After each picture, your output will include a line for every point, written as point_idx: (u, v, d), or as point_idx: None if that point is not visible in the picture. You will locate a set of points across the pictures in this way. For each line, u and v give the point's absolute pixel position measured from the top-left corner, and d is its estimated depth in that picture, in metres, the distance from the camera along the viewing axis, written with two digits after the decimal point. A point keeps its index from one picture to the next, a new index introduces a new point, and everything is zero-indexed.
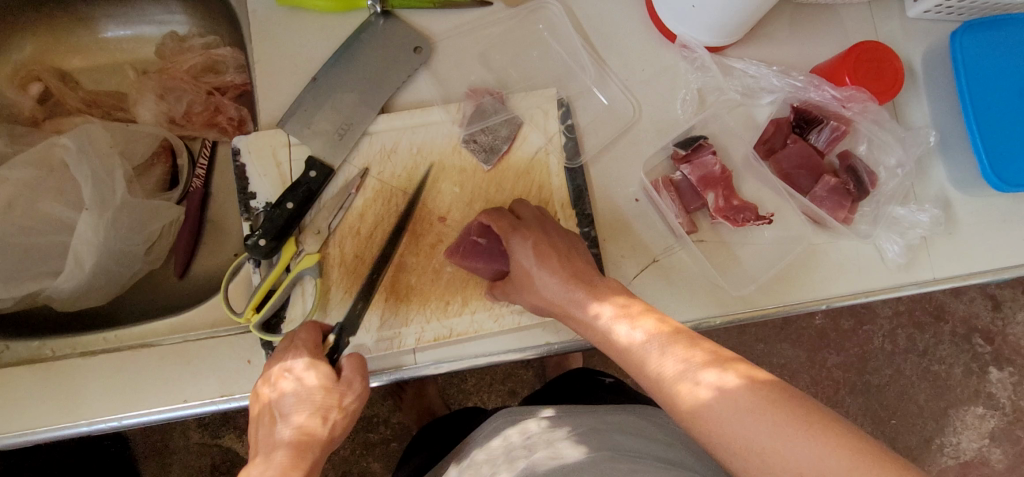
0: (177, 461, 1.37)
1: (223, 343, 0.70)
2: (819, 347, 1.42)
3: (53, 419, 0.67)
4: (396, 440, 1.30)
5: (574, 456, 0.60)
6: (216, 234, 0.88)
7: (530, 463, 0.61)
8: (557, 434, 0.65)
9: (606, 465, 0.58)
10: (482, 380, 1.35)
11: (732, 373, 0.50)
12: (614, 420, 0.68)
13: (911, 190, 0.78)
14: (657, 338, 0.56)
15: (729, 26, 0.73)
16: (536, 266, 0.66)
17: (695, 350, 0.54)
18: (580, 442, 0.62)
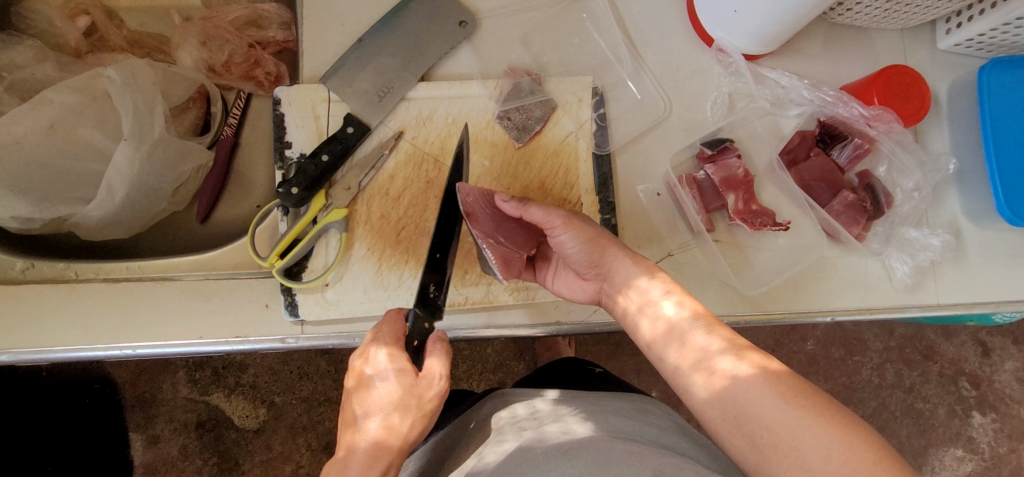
0: (164, 414, 1.37)
1: (244, 285, 0.71)
2: (809, 372, 1.43)
3: (70, 340, 0.68)
4: None
5: (585, 432, 0.61)
6: (240, 184, 0.89)
7: (541, 436, 0.62)
8: (563, 411, 0.67)
9: (614, 446, 0.59)
10: (472, 368, 1.36)
11: (747, 363, 0.53)
12: (620, 406, 0.69)
13: (925, 214, 0.80)
14: (684, 322, 0.58)
15: (770, 35, 0.75)
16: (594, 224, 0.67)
17: (712, 337, 0.56)
18: (588, 420, 0.64)
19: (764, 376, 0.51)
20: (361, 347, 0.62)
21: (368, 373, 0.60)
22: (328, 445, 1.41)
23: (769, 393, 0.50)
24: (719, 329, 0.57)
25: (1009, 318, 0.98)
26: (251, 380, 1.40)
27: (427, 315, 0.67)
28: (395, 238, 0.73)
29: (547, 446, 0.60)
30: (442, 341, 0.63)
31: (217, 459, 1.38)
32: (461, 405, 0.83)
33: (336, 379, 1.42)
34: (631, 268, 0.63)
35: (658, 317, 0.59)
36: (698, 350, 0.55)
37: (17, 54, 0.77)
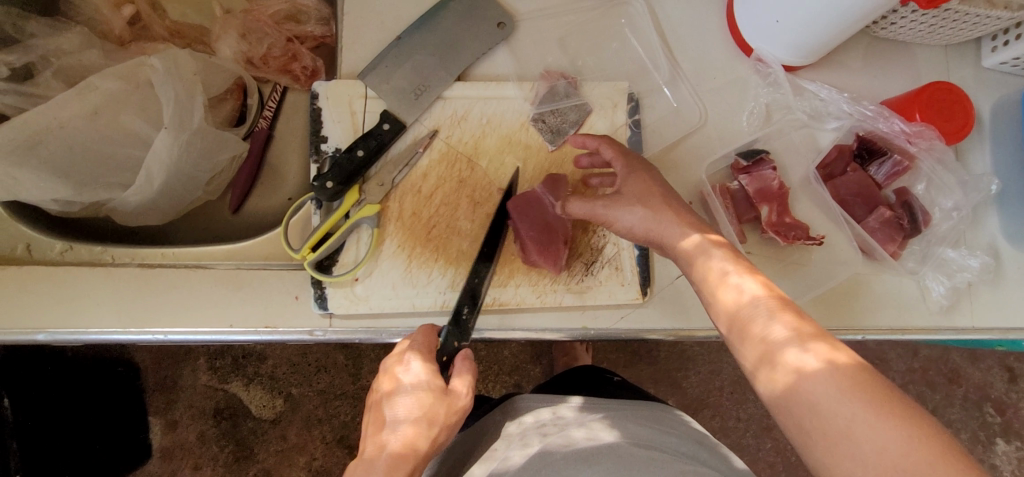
0: (184, 399, 1.39)
1: (275, 275, 0.72)
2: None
3: (104, 322, 0.69)
4: None
5: (609, 439, 0.61)
6: (272, 177, 0.90)
7: (564, 438, 0.62)
8: (589, 417, 0.66)
9: (636, 452, 0.59)
10: (488, 369, 1.36)
11: (812, 355, 0.49)
12: (643, 413, 0.69)
13: (963, 235, 0.78)
14: (762, 301, 0.54)
15: (811, 46, 0.74)
16: (638, 196, 0.66)
17: (791, 321, 0.52)
18: (613, 427, 0.64)
19: (833, 370, 0.47)
20: (390, 357, 0.61)
21: (395, 383, 0.58)
22: (342, 439, 1.42)
23: (837, 390, 0.46)
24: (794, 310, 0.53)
25: None
26: (269, 370, 1.41)
27: (456, 334, 0.68)
28: (425, 236, 0.73)
29: (570, 448, 0.60)
30: (470, 361, 0.63)
31: (233, 446, 1.40)
32: (478, 411, 0.82)
33: (353, 374, 1.43)
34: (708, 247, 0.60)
35: (734, 293, 0.56)
36: (762, 342, 0.52)
37: (64, 41, 0.79)
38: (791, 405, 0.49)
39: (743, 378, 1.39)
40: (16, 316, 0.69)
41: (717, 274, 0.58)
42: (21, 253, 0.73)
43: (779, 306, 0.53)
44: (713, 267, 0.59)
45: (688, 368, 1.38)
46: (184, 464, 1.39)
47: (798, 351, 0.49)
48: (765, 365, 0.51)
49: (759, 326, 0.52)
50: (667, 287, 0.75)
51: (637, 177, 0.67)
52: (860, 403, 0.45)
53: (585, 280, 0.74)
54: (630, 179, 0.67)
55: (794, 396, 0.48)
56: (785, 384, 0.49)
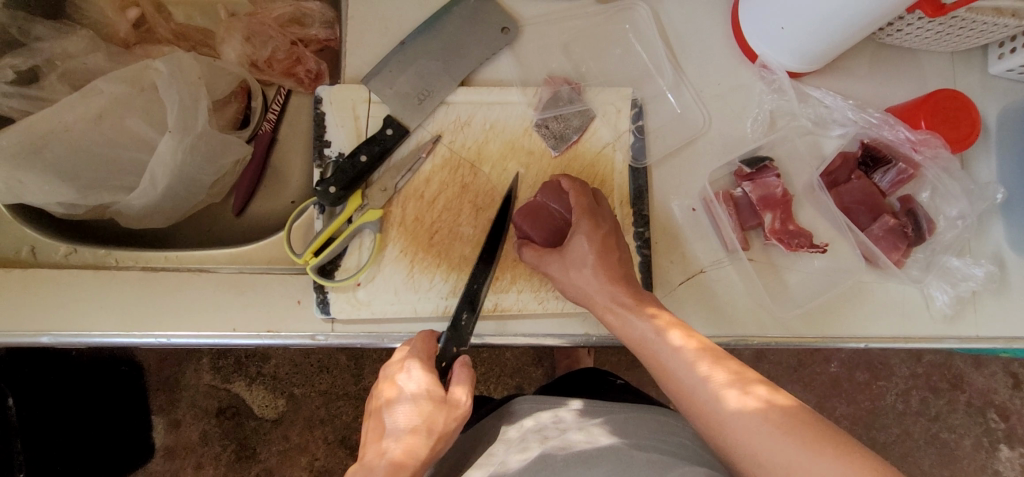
0: (186, 398, 1.40)
1: (278, 280, 0.72)
2: (831, 395, 1.40)
3: (107, 325, 0.70)
4: None
5: (608, 442, 0.61)
6: (276, 180, 0.91)
7: (562, 442, 0.62)
8: (589, 422, 0.66)
9: (635, 455, 0.59)
10: (490, 371, 1.36)
11: (752, 397, 0.53)
12: (643, 417, 0.69)
13: (968, 243, 0.78)
14: (687, 352, 0.58)
15: (816, 53, 0.74)
16: (579, 258, 0.66)
17: (719, 368, 0.56)
18: (612, 431, 0.64)
19: (768, 410, 0.51)
20: (390, 365, 0.62)
21: (394, 392, 0.60)
22: (343, 439, 1.42)
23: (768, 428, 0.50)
24: (727, 361, 0.57)
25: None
26: (272, 370, 1.42)
27: (455, 339, 0.69)
28: (427, 242, 0.73)
29: (567, 451, 0.60)
30: (468, 366, 0.64)
31: (235, 446, 1.40)
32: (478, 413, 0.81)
33: (355, 375, 1.43)
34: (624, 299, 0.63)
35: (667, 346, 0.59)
36: (696, 387, 0.56)
37: (70, 44, 0.79)
38: (728, 440, 0.52)
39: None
40: (20, 318, 0.69)
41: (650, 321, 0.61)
42: (25, 255, 0.73)
43: (703, 355, 0.58)
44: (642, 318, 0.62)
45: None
46: (187, 463, 1.40)
47: (728, 394, 0.54)
48: (699, 406, 0.55)
49: (690, 373, 0.56)
50: (670, 294, 0.75)
51: (580, 238, 0.67)
52: (792, 437, 0.49)
53: None
54: (577, 240, 0.67)
55: (734, 429, 0.52)
56: (721, 422, 0.53)
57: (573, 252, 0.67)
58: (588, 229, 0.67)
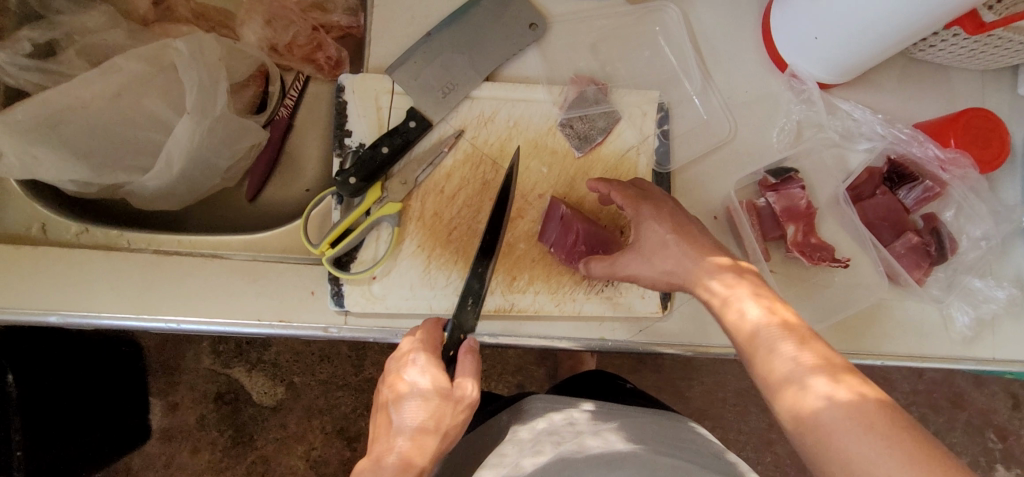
0: (185, 382, 1.40)
1: (292, 270, 0.71)
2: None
3: (118, 308, 0.69)
4: None
5: (625, 448, 0.60)
6: (291, 167, 0.90)
7: (579, 446, 0.61)
8: (603, 427, 0.65)
9: (658, 460, 0.58)
10: (492, 368, 1.35)
11: (819, 389, 0.50)
12: (658, 422, 0.68)
13: (991, 265, 0.77)
14: (773, 328, 0.55)
15: (847, 65, 0.73)
16: (659, 246, 0.65)
17: (805, 350, 0.53)
18: (627, 437, 0.63)
19: (859, 405, 0.48)
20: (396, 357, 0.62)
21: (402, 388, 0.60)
22: (342, 430, 1.41)
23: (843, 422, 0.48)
24: (812, 342, 0.54)
25: None
26: (272, 358, 1.41)
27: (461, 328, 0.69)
28: (445, 238, 0.72)
29: (588, 455, 0.59)
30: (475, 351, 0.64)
31: (232, 432, 1.39)
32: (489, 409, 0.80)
33: (356, 366, 1.42)
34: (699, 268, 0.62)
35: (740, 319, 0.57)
36: (775, 375, 0.53)
37: (89, 19, 0.78)
38: (812, 430, 0.50)
39: (746, 390, 1.38)
40: (29, 297, 0.68)
41: (738, 297, 0.59)
42: (36, 232, 0.72)
43: (789, 333, 0.55)
44: (734, 299, 0.59)
45: (692, 378, 1.37)
46: (182, 448, 1.39)
47: (819, 382, 0.51)
48: (782, 393, 0.53)
49: (778, 355, 0.54)
50: (686, 302, 0.74)
51: (650, 225, 0.66)
52: (883, 442, 0.46)
53: (606, 290, 0.73)
54: (649, 228, 0.66)
55: (819, 423, 0.49)
56: (805, 411, 0.50)
57: (647, 244, 0.66)
58: (668, 219, 0.66)
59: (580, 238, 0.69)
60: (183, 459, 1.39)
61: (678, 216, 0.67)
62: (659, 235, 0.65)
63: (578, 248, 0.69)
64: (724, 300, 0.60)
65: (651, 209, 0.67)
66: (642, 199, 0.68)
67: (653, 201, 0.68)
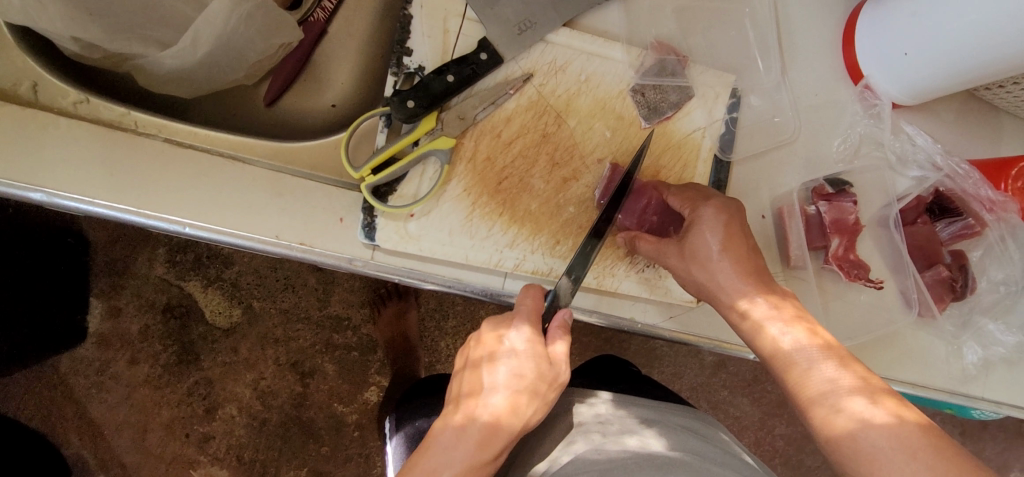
0: (133, 287, 1.24)
1: (322, 190, 0.64)
2: (774, 414, 1.37)
3: (115, 197, 0.60)
4: (358, 351, 1.29)
5: (659, 450, 0.58)
6: (317, 77, 0.81)
7: (617, 445, 0.59)
8: (631, 422, 0.64)
9: (710, 470, 0.55)
10: (462, 325, 1.32)
11: (882, 408, 0.49)
12: (687, 425, 0.65)
13: (1006, 310, 0.79)
14: (810, 349, 0.54)
15: (928, 88, 0.71)
16: (708, 258, 0.58)
17: (844, 372, 0.52)
18: (662, 436, 0.61)
19: (899, 427, 0.48)
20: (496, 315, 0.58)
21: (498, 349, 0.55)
22: (296, 364, 1.27)
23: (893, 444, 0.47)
24: (852, 364, 0.53)
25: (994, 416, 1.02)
26: (233, 277, 1.25)
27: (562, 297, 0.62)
28: (494, 186, 0.67)
29: (632, 457, 0.56)
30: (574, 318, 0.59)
31: (177, 348, 1.25)
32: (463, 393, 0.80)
33: (322, 300, 1.27)
34: (731, 279, 0.58)
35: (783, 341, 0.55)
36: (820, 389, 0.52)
37: None
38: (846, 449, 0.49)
39: (701, 385, 1.36)
40: (10, 165, 0.58)
41: (781, 313, 0.57)
42: (24, 92, 0.62)
43: (828, 354, 0.54)
44: (759, 306, 0.57)
45: (653, 366, 1.34)
46: (120, 356, 1.24)
47: (865, 403, 0.50)
48: (818, 411, 0.52)
49: (813, 374, 0.53)
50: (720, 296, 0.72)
51: (706, 230, 0.59)
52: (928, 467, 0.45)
53: (646, 271, 0.69)
54: (699, 234, 0.59)
55: (857, 444, 0.48)
56: (843, 430, 0.49)
57: (692, 247, 0.59)
58: (721, 225, 0.58)
59: (650, 206, 0.66)
60: (118, 368, 1.24)
61: (736, 227, 0.59)
62: (706, 245, 0.58)
63: (646, 219, 0.67)
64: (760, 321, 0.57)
65: (713, 211, 0.59)
66: (702, 200, 0.60)
67: (715, 203, 0.60)
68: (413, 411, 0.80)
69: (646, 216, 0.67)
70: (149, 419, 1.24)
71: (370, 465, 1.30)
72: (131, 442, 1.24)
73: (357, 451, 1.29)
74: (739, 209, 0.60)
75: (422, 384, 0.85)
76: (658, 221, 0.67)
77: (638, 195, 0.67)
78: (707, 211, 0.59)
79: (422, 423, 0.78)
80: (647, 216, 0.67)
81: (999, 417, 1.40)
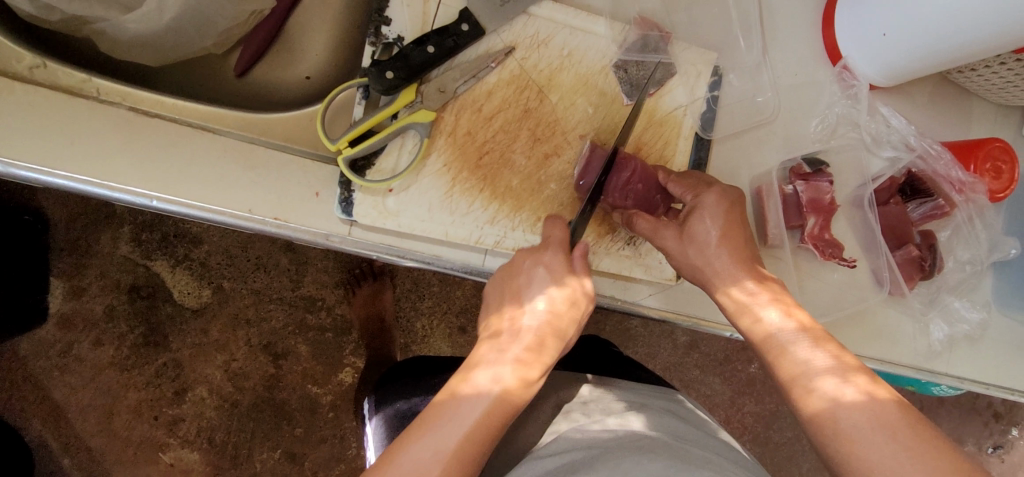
0: (96, 266, 1.20)
1: (296, 164, 0.62)
2: (744, 392, 1.40)
3: (77, 166, 0.57)
4: (332, 332, 1.27)
5: (639, 428, 0.58)
6: (291, 48, 0.78)
7: (599, 424, 0.59)
8: (612, 402, 0.64)
9: (692, 450, 0.55)
10: (437, 306, 1.31)
11: (853, 387, 0.50)
12: (668, 407, 0.66)
13: (970, 289, 0.82)
14: (787, 331, 0.55)
15: (902, 69, 0.72)
16: (706, 243, 0.60)
17: (819, 351, 0.54)
18: (641, 415, 0.61)
19: (873, 403, 0.49)
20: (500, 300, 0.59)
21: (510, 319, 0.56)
22: (268, 345, 1.25)
23: (868, 424, 0.48)
24: (826, 343, 0.54)
25: (953, 392, 1.06)
26: (202, 256, 1.22)
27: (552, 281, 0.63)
28: (474, 161, 0.65)
29: (614, 438, 0.56)
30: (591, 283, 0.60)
31: (144, 329, 1.21)
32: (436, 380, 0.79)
33: (295, 280, 1.25)
34: (723, 262, 0.59)
35: (763, 324, 0.57)
36: (800, 366, 0.53)
37: None
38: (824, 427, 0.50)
39: (674, 365, 1.38)
40: None
41: (759, 295, 0.58)
42: None
43: (803, 335, 0.55)
44: (740, 286, 0.59)
45: (628, 346, 1.36)
46: (83, 337, 1.20)
47: (838, 381, 0.51)
48: (797, 390, 0.53)
49: (790, 355, 0.54)
50: None
51: (709, 216, 0.60)
52: (903, 446, 0.46)
53: (625, 249, 0.69)
54: (701, 219, 0.60)
55: (836, 424, 0.49)
56: (819, 409, 0.51)
57: (693, 232, 0.61)
58: (721, 211, 0.60)
59: (635, 177, 0.65)
60: (83, 350, 1.20)
61: (735, 214, 0.61)
62: (706, 230, 0.60)
63: (631, 190, 0.66)
64: (741, 304, 0.58)
65: (715, 198, 0.61)
66: (704, 186, 0.62)
67: (717, 189, 0.61)
68: (395, 390, 0.79)
69: (630, 184, 0.66)
70: (115, 401, 1.21)
71: (345, 447, 1.28)
72: (97, 425, 1.21)
73: (332, 432, 1.27)
74: (738, 194, 0.62)
75: (410, 364, 0.83)
76: (642, 190, 0.66)
77: (621, 167, 0.66)
78: (710, 196, 0.61)
79: (399, 405, 0.76)
80: (632, 185, 0.66)
81: (956, 395, 1.45)
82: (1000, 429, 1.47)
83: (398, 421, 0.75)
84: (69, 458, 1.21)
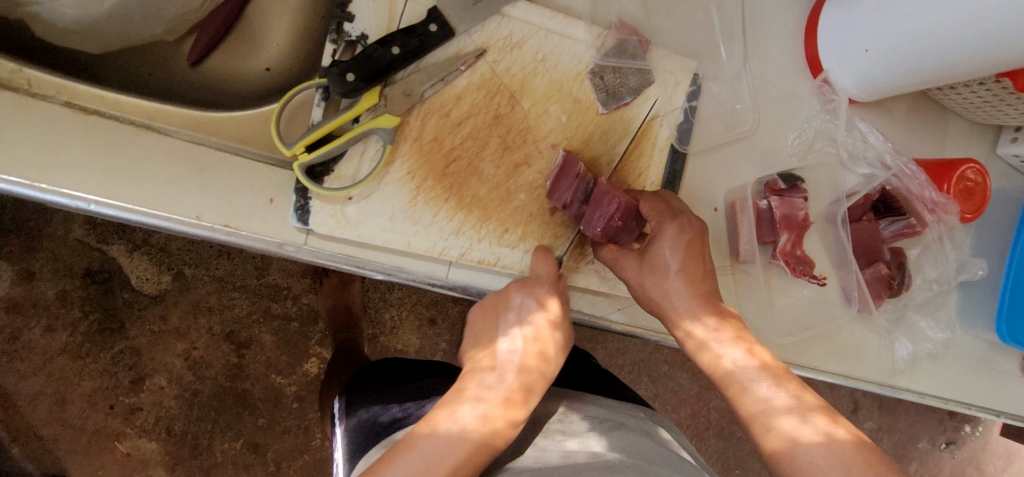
0: (47, 250, 1.14)
1: (249, 167, 0.58)
2: (710, 388, 1.41)
3: (7, 164, 0.52)
4: (298, 323, 1.23)
5: (599, 450, 0.57)
6: (251, 37, 0.74)
7: (559, 448, 0.58)
8: (577, 426, 0.62)
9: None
10: (407, 298, 1.28)
11: (812, 427, 0.51)
12: (639, 427, 0.65)
13: (935, 307, 0.82)
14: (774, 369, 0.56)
15: (882, 87, 0.71)
16: (666, 273, 0.61)
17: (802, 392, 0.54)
18: (604, 437, 0.60)
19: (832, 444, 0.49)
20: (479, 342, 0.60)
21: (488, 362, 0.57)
22: (229, 335, 1.21)
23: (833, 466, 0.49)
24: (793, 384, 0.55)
25: None
26: (160, 243, 1.17)
27: None
28: (441, 170, 0.62)
29: (581, 461, 0.54)
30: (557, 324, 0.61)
31: (99, 316, 1.16)
32: (403, 389, 0.75)
33: (258, 269, 1.21)
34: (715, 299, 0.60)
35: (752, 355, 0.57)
36: (765, 402, 0.54)
37: None
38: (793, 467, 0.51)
39: (643, 360, 1.38)
40: None
41: (725, 332, 0.59)
42: None
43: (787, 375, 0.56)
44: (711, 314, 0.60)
45: (597, 341, 1.35)
46: (33, 324, 1.14)
47: (798, 421, 0.52)
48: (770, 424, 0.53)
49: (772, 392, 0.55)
50: None
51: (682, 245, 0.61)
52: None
53: (596, 263, 0.67)
54: (663, 249, 0.61)
55: (796, 461, 0.50)
56: (787, 444, 0.52)
57: (655, 262, 0.62)
58: (688, 238, 0.61)
59: (616, 217, 0.62)
60: (32, 337, 1.15)
61: (698, 246, 0.62)
62: (667, 260, 0.61)
63: (613, 225, 0.62)
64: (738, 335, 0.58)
65: (677, 231, 0.61)
66: (670, 216, 0.62)
67: (682, 220, 0.61)
68: (364, 399, 0.76)
69: (607, 226, 0.62)
70: (68, 390, 1.16)
71: (308, 438, 1.25)
72: (48, 414, 1.16)
73: (296, 423, 1.24)
74: (693, 216, 0.63)
75: (377, 372, 0.81)
76: (621, 226, 0.63)
77: (600, 212, 0.62)
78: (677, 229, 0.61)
79: (363, 414, 0.73)
80: (609, 228, 0.63)
81: None
82: (954, 426, 1.52)
83: (362, 429, 0.71)
84: (19, 447, 1.16)
